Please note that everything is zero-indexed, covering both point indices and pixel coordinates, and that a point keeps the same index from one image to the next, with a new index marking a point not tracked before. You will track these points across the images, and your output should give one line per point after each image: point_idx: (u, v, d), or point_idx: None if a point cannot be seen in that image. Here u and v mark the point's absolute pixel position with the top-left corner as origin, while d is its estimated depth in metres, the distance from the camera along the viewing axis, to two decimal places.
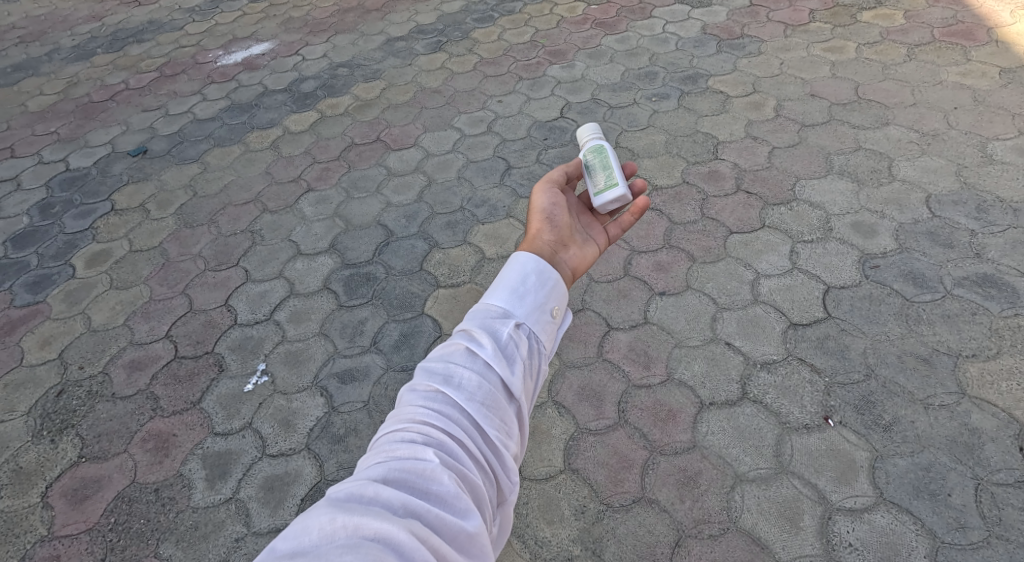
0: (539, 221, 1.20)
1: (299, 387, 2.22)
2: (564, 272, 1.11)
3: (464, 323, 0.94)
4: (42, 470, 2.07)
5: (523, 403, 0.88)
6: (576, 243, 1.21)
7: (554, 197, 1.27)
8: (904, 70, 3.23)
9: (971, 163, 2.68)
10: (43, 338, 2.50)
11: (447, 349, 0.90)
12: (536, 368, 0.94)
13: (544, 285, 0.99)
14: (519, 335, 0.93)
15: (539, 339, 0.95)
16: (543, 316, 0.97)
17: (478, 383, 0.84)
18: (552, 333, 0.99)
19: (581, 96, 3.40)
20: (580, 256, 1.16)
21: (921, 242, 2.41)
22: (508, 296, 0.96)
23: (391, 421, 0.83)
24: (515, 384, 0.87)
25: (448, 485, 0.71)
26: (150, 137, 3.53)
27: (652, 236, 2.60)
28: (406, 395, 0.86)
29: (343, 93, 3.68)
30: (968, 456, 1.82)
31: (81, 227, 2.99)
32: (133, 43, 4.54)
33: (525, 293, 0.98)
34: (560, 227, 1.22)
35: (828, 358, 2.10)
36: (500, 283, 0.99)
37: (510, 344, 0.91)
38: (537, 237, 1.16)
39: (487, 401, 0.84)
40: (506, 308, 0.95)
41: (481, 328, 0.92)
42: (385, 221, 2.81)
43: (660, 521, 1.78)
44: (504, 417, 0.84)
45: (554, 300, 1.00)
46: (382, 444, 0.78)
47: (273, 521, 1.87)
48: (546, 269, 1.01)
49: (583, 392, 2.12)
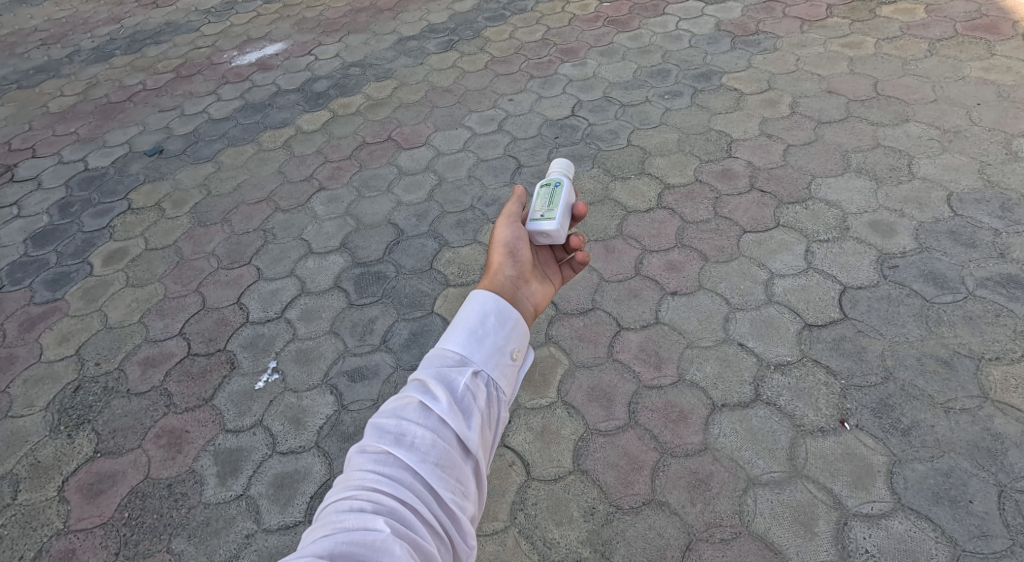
0: (499, 256, 1.25)
1: (309, 385, 2.22)
2: (525, 308, 1.17)
3: (420, 372, 1.01)
4: (59, 465, 2.09)
5: (478, 458, 0.94)
6: (536, 279, 1.27)
7: (515, 231, 1.33)
8: (925, 66, 3.16)
9: (995, 160, 2.61)
10: (62, 334, 2.53)
11: (402, 404, 0.96)
12: (492, 417, 1.00)
13: (503, 325, 1.07)
14: (474, 385, 0.99)
15: (497, 384, 1.03)
16: (502, 359, 1.05)
17: (432, 442, 0.90)
18: (511, 376, 1.06)
19: (592, 94, 3.37)
20: (541, 292, 1.22)
21: (942, 242, 2.35)
22: (465, 341, 1.04)
23: (340, 487, 0.88)
24: (469, 439, 0.93)
25: (398, 554, 0.75)
26: (165, 137, 3.56)
27: (663, 235, 2.56)
28: (357, 458, 0.90)
29: (355, 92, 3.69)
30: (991, 462, 1.76)
31: (99, 226, 3.03)
32: (150, 44, 4.59)
33: (484, 336, 1.05)
34: (521, 261, 1.28)
35: (845, 360, 2.05)
36: (458, 327, 1.06)
37: (466, 395, 0.98)
38: (499, 272, 1.22)
39: (441, 461, 0.90)
40: (463, 355, 1.02)
41: (436, 379, 0.99)
42: (396, 221, 2.81)
43: (670, 524, 1.75)
44: (458, 476, 0.90)
45: (512, 343, 1.07)
46: (332, 514, 0.83)
47: (283, 519, 1.87)
48: (505, 310, 1.09)
49: (593, 392, 2.09)
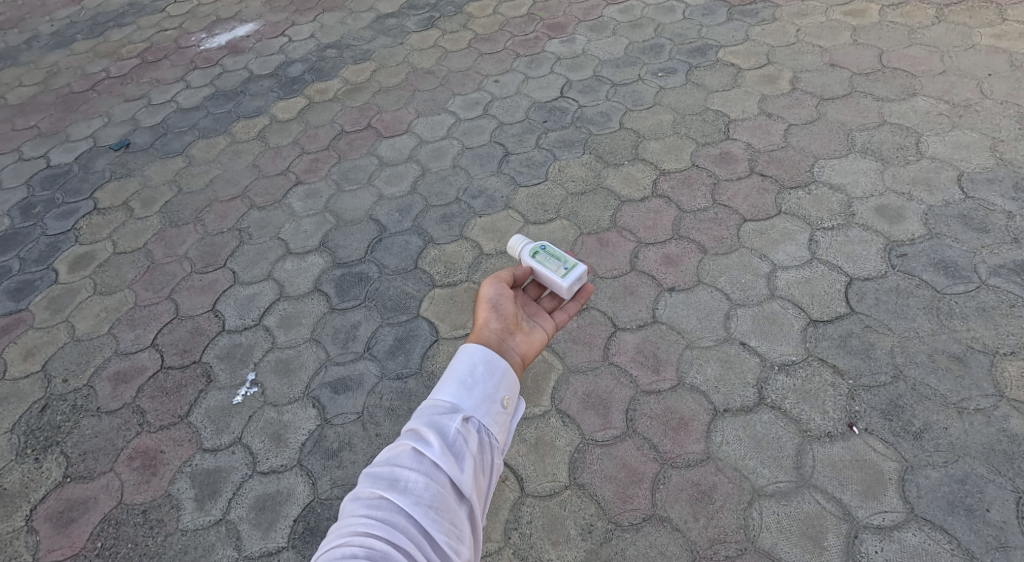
0: (486, 311, 1.26)
1: (290, 399, 2.11)
2: (512, 359, 1.18)
3: (412, 422, 0.97)
4: (26, 492, 1.98)
5: (473, 502, 0.89)
6: (522, 330, 1.27)
7: (499, 285, 1.32)
8: (932, 34, 3.00)
9: (1007, 136, 2.48)
10: (27, 349, 2.40)
11: (395, 451, 0.92)
12: (487, 462, 0.96)
13: (493, 373, 1.04)
14: (466, 430, 0.95)
15: (490, 431, 0.98)
16: (494, 407, 1.01)
17: (425, 484, 0.86)
18: (504, 425, 1.02)
19: (582, 73, 3.20)
20: (527, 343, 1.24)
21: (953, 227, 2.23)
22: (456, 389, 1.01)
23: (331, 536, 0.82)
24: (464, 482, 0.89)
25: None
26: (132, 130, 3.38)
27: (659, 227, 2.43)
28: (348, 506, 0.85)
29: (332, 76, 3.49)
30: (1008, 466, 1.68)
31: (64, 228, 2.87)
32: (113, 27, 4.34)
33: (474, 384, 1.02)
34: (506, 313, 1.28)
35: (852, 359, 1.95)
36: (448, 376, 1.03)
37: (459, 440, 0.94)
38: (484, 327, 1.22)
39: (435, 503, 0.85)
40: (454, 402, 0.99)
41: (429, 427, 0.95)
42: (378, 216, 2.67)
43: (673, 541, 1.67)
44: (453, 519, 0.85)
45: (504, 390, 1.04)
46: None
47: (266, 544, 1.78)
48: (494, 358, 1.06)
49: (588, 399, 1.99)
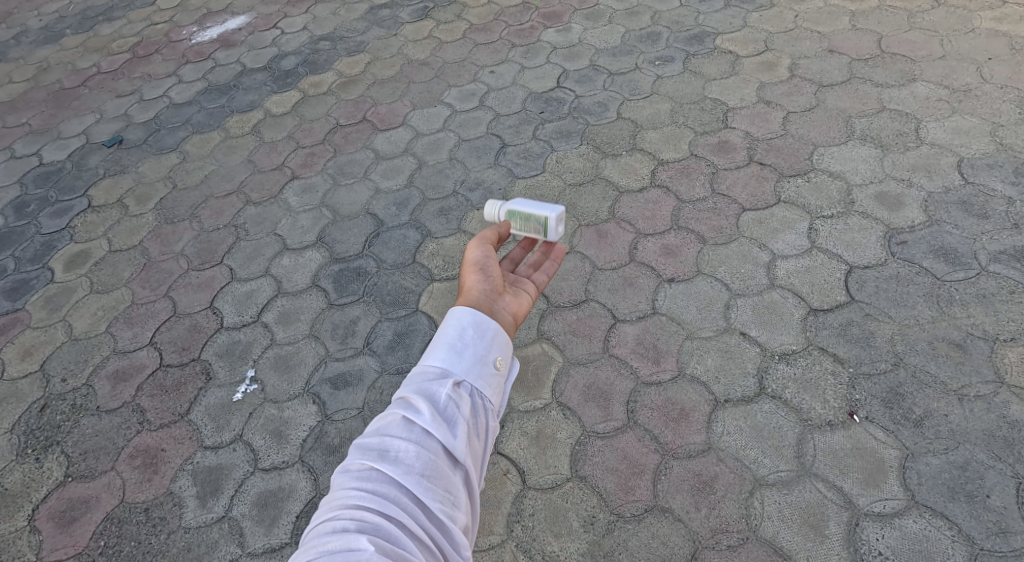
0: (474, 274, 1.25)
1: (290, 395, 2.11)
2: (503, 319, 1.18)
3: (402, 389, 0.95)
4: (28, 491, 1.98)
5: (468, 468, 0.88)
6: (509, 291, 1.27)
7: (484, 248, 1.31)
8: (932, 19, 2.97)
9: (1007, 121, 2.46)
10: (25, 349, 2.39)
11: (385, 421, 0.90)
12: (480, 427, 0.95)
13: (483, 337, 1.03)
14: (457, 394, 0.94)
15: (483, 395, 0.97)
16: (485, 369, 1.00)
17: (417, 453, 0.84)
18: (497, 386, 1.01)
19: (579, 63, 3.17)
20: (516, 303, 1.24)
21: (953, 213, 2.22)
22: (446, 355, 0.99)
23: (323, 509, 0.81)
24: (457, 448, 0.87)
25: None
26: (125, 126, 3.35)
27: (658, 217, 2.42)
28: (339, 477, 0.84)
29: (326, 69, 3.46)
30: (1008, 452, 1.68)
31: (58, 227, 2.85)
32: (103, 22, 4.30)
33: (463, 348, 1.01)
34: (493, 274, 1.27)
35: (852, 347, 1.95)
36: (438, 342, 1.02)
37: (450, 405, 0.92)
38: (473, 288, 1.21)
39: (428, 472, 0.83)
40: (444, 367, 0.98)
41: (419, 393, 0.93)
42: (375, 210, 2.65)
43: (675, 532, 1.67)
44: (447, 487, 0.84)
45: (495, 352, 1.03)
46: (313, 538, 0.76)
47: (269, 541, 1.78)
48: (482, 321, 1.05)
49: (589, 392, 1.98)
